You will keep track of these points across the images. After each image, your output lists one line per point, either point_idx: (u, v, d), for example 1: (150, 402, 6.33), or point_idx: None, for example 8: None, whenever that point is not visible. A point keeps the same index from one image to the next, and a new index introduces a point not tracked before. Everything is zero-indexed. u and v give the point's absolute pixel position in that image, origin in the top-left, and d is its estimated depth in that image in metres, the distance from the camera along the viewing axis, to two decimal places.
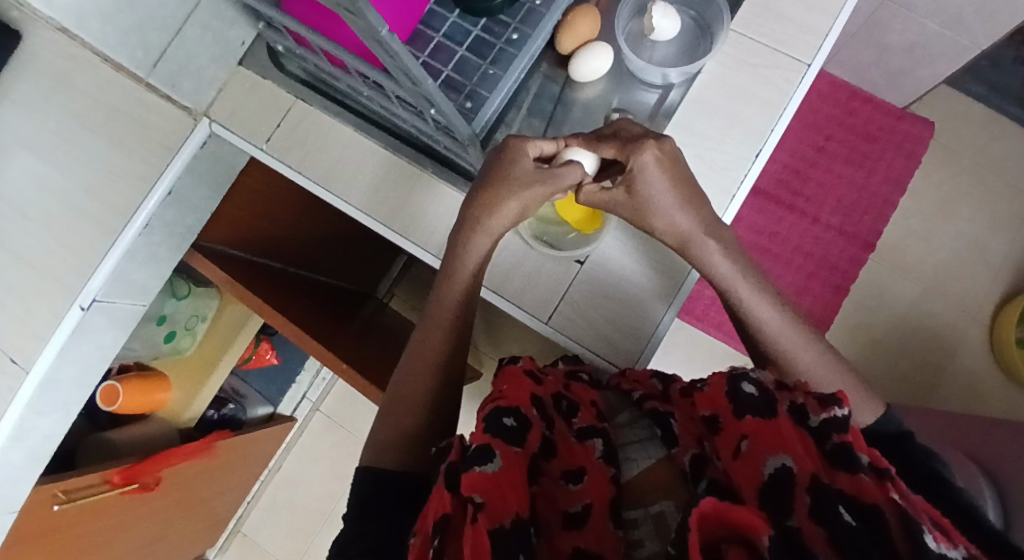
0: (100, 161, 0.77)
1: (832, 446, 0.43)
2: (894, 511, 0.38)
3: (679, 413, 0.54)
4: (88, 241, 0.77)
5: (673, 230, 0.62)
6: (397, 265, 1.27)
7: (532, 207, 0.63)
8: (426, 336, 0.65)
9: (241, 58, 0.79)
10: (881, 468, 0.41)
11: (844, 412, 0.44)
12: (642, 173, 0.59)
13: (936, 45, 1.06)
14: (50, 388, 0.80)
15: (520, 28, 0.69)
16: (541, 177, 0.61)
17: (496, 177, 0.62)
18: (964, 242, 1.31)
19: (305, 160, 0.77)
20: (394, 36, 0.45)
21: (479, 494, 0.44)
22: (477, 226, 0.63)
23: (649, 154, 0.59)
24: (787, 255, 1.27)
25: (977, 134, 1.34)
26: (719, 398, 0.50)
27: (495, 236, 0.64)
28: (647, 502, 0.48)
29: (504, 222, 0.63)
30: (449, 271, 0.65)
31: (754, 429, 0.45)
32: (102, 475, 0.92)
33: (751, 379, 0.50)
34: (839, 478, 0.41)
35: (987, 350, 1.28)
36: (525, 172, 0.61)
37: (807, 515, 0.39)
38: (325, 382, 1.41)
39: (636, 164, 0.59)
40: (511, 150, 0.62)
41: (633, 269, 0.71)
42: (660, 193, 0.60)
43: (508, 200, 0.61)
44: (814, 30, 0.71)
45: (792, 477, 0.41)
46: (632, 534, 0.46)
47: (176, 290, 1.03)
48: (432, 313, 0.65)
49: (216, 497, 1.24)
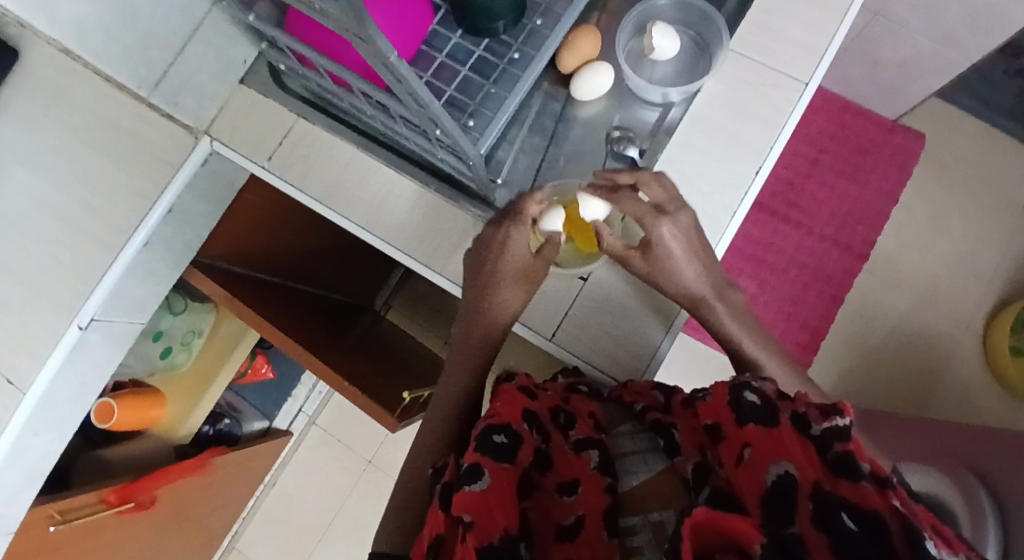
0: (100, 178, 0.77)
1: (834, 455, 0.41)
2: (896, 519, 0.37)
3: (681, 423, 0.54)
4: (87, 259, 0.77)
5: (686, 292, 0.68)
6: (395, 276, 1.26)
7: (531, 275, 0.69)
8: (453, 377, 0.68)
9: (242, 76, 0.80)
10: (881, 476, 0.40)
11: (847, 421, 0.43)
12: (663, 246, 0.65)
13: (928, 60, 1.08)
14: (46, 406, 0.79)
15: (523, 48, 0.69)
16: (538, 264, 0.69)
17: (501, 272, 0.68)
18: (956, 252, 1.33)
19: (305, 178, 0.77)
20: (403, 61, 0.46)
21: (469, 514, 0.44)
22: (489, 293, 0.69)
23: (667, 230, 0.65)
24: (781, 266, 1.28)
25: (967, 148, 1.36)
26: (721, 407, 0.49)
27: (508, 303, 0.69)
28: (647, 511, 0.49)
29: (512, 310, 0.69)
30: (474, 328, 0.70)
31: (756, 437, 0.45)
32: (97, 494, 0.91)
33: (753, 388, 0.49)
34: (842, 486, 0.40)
35: (979, 359, 1.29)
36: (521, 264, 0.68)
37: (809, 521, 0.38)
38: (323, 395, 1.41)
39: (654, 235, 0.65)
40: (511, 244, 0.67)
41: (624, 309, 0.72)
42: (679, 261, 0.66)
43: (510, 272, 0.68)
44: (812, 50, 0.72)
45: (793, 486, 0.40)
46: (631, 542, 0.47)
47: (173, 305, 1.02)
48: (460, 357, 0.70)
49: (212, 513, 1.23)
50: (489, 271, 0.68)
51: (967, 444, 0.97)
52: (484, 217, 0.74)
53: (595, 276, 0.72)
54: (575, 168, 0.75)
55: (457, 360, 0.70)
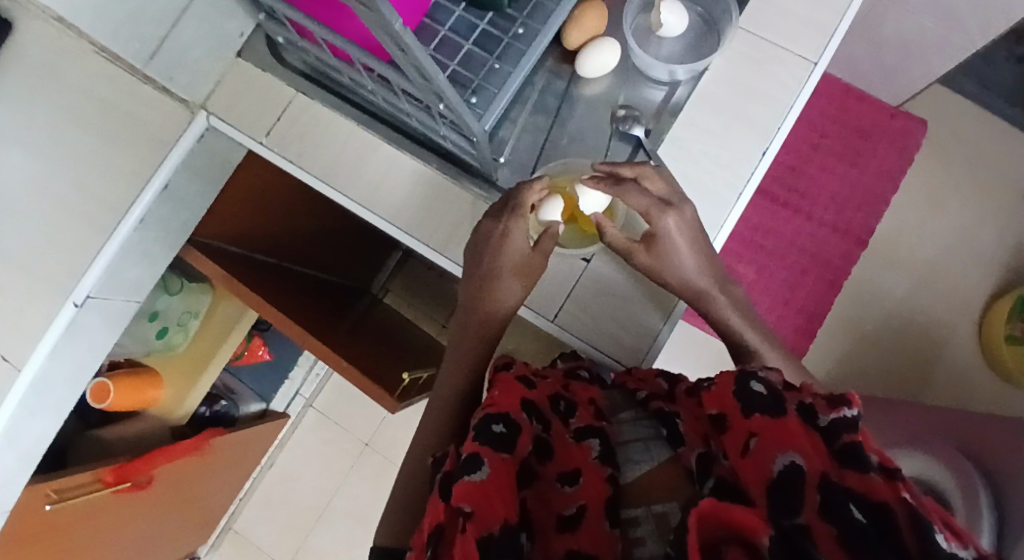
0: (93, 154, 0.75)
1: (841, 446, 0.40)
2: (905, 513, 0.36)
3: (684, 412, 0.53)
4: (81, 236, 0.75)
5: (689, 286, 0.66)
6: (393, 260, 1.26)
7: (531, 271, 0.68)
8: (456, 365, 0.67)
9: (240, 50, 0.78)
10: (891, 467, 0.39)
11: (854, 413, 0.42)
12: (668, 239, 0.64)
13: (930, 43, 1.07)
14: (42, 386, 0.78)
15: (528, 23, 0.68)
16: (536, 257, 0.67)
17: (501, 263, 0.67)
18: (955, 238, 1.33)
19: (304, 155, 0.76)
20: (409, 31, 0.44)
21: (469, 504, 0.44)
22: (485, 289, 0.68)
23: (672, 222, 0.64)
24: (780, 251, 1.28)
25: (967, 133, 1.35)
26: (726, 396, 0.48)
27: (502, 302, 0.68)
28: (650, 502, 0.47)
29: (508, 305, 0.68)
30: (470, 323, 0.69)
31: (762, 427, 0.43)
32: (94, 474, 0.91)
33: (760, 378, 0.47)
34: (847, 476, 0.38)
35: (975, 346, 1.29)
36: (519, 257, 0.67)
37: (816, 512, 0.37)
38: (319, 378, 1.40)
39: (660, 228, 0.64)
40: (510, 237, 0.66)
41: (625, 293, 0.71)
42: (683, 255, 0.65)
43: (504, 270, 0.67)
44: (820, 27, 0.71)
45: (799, 475, 0.39)
46: (633, 533, 0.45)
47: (170, 286, 1.00)
48: (460, 345, 0.68)
49: (209, 494, 1.22)
50: (490, 260, 0.67)
51: (964, 429, 0.98)
52: (489, 197, 0.73)
53: (597, 259, 0.71)
54: (576, 149, 0.74)
55: (458, 347, 0.68)
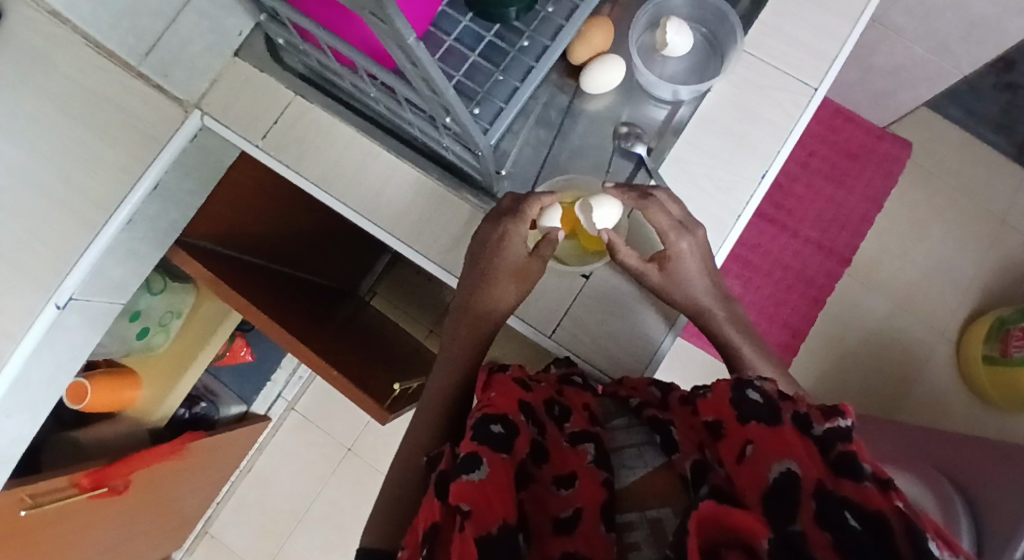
0: (80, 149, 0.73)
1: (836, 456, 0.40)
2: (900, 521, 0.36)
3: (678, 420, 0.53)
4: (64, 233, 0.73)
5: (693, 302, 0.67)
6: (381, 263, 1.24)
7: (530, 274, 0.67)
8: (444, 372, 0.67)
9: (237, 49, 0.76)
10: (884, 479, 0.39)
11: (848, 424, 0.43)
12: (680, 261, 0.65)
13: (920, 68, 1.09)
14: (19, 388, 0.75)
15: (534, 36, 0.67)
16: (533, 262, 0.67)
17: (496, 266, 0.66)
18: (937, 259, 1.36)
19: (301, 160, 0.74)
20: (421, 44, 0.43)
21: (467, 503, 0.43)
22: (478, 293, 0.67)
23: (687, 245, 0.65)
24: (767, 267, 1.29)
25: (950, 158, 1.39)
26: (722, 405, 0.48)
27: (507, 307, 0.68)
28: (645, 507, 0.48)
29: (505, 306, 0.67)
30: (463, 323, 0.68)
31: (759, 435, 0.43)
32: (69, 478, 0.88)
33: (755, 386, 0.47)
34: (843, 486, 0.39)
35: (952, 366, 1.32)
36: (517, 262, 0.66)
37: (812, 520, 0.37)
38: (302, 381, 1.39)
39: (674, 251, 0.65)
40: (510, 241, 0.65)
41: (625, 310, 0.71)
42: (692, 275, 0.66)
43: (500, 275, 0.66)
44: (822, 55, 0.72)
45: (794, 483, 0.39)
46: (628, 537, 0.46)
47: (152, 284, 0.99)
48: (452, 351, 0.68)
49: (185, 498, 1.19)
50: (485, 264, 0.67)
51: (943, 447, 1.00)
52: (484, 207, 0.72)
53: (596, 275, 0.72)
54: (578, 162, 0.74)
55: (451, 353, 0.68)
